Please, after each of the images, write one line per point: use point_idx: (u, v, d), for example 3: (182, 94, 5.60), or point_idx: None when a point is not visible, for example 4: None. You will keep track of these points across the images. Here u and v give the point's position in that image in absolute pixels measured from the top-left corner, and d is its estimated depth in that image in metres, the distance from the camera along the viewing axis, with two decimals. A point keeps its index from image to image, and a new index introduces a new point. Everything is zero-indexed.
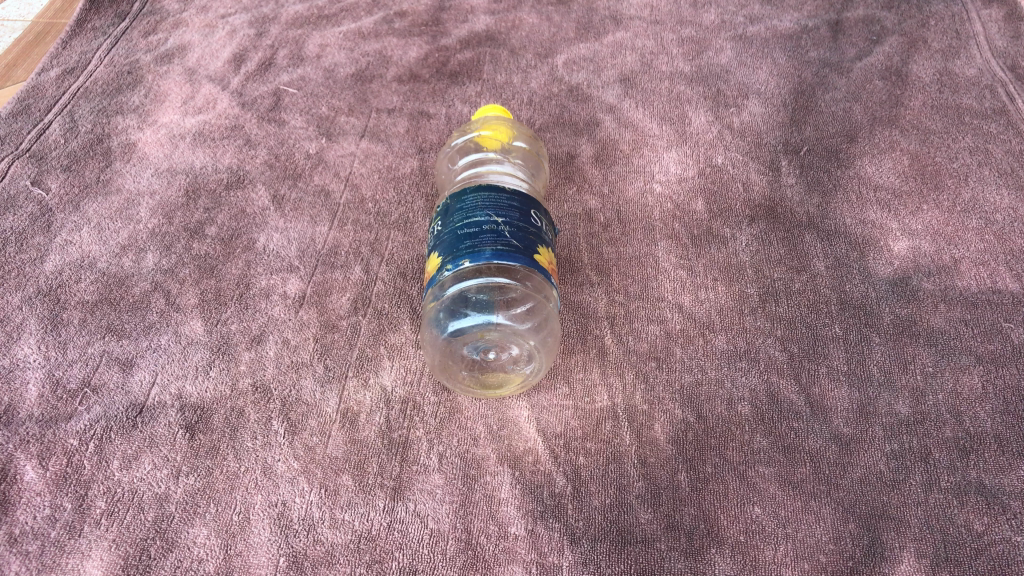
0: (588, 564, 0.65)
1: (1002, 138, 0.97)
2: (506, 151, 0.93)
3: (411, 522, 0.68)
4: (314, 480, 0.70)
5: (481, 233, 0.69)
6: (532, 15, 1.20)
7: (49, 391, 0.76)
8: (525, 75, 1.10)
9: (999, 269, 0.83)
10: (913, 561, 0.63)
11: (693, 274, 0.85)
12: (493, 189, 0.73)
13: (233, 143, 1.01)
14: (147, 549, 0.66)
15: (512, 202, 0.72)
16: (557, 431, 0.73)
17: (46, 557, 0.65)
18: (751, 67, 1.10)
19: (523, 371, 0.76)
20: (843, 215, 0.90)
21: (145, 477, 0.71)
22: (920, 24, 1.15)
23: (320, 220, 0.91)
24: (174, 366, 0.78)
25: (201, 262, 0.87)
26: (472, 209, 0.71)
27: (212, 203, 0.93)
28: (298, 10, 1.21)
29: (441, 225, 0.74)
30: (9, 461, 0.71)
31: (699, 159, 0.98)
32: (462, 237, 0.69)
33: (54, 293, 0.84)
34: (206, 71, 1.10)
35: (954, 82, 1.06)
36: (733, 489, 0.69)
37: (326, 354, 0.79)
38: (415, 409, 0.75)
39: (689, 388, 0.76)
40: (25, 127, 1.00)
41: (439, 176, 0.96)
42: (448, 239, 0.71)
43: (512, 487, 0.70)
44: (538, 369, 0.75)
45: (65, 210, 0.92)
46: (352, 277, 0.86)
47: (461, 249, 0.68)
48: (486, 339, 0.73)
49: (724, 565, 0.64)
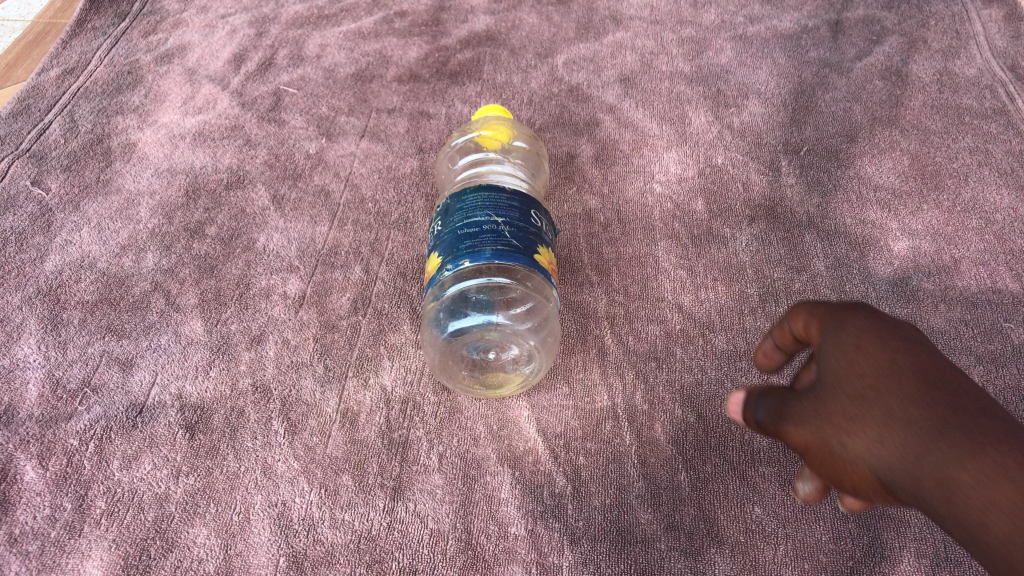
0: (588, 564, 0.65)
1: (1002, 138, 0.97)
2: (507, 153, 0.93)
3: (411, 522, 0.68)
4: (314, 480, 0.70)
5: (481, 233, 0.69)
6: (532, 15, 1.20)
7: (49, 391, 0.76)
8: (525, 75, 1.10)
9: (999, 269, 0.83)
10: (913, 561, 0.64)
11: (693, 274, 0.85)
12: (492, 189, 0.73)
13: (233, 143, 1.01)
14: (146, 549, 0.66)
15: (512, 202, 0.72)
16: (558, 432, 0.73)
17: (46, 557, 0.65)
18: (751, 67, 1.10)
19: (523, 371, 0.76)
20: (843, 215, 0.90)
21: (145, 477, 0.71)
22: (920, 24, 1.15)
23: (320, 220, 0.91)
24: (174, 366, 0.78)
25: (201, 262, 0.87)
26: (472, 209, 0.71)
27: (213, 203, 0.93)
28: (298, 10, 1.21)
29: (441, 227, 0.74)
30: (9, 461, 0.71)
31: (699, 159, 0.98)
32: (462, 237, 0.69)
33: (54, 293, 0.84)
34: (206, 71, 1.10)
35: (954, 82, 1.06)
36: (733, 489, 0.69)
37: (327, 354, 0.79)
38: (415, 409, 0.75)
39: (689, 388, 0.75)
40: (25, 127, 1.00)
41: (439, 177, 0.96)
42: (448, 240, 0.71)
43: (512, 487, 0.70)
44: (538, 369, 0.75)
45: (65, 210, 0.92)
46: (352, 277, 0.86)
47: (461, 249, 0.68)
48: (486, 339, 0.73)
49: (723, 565, 0.64)
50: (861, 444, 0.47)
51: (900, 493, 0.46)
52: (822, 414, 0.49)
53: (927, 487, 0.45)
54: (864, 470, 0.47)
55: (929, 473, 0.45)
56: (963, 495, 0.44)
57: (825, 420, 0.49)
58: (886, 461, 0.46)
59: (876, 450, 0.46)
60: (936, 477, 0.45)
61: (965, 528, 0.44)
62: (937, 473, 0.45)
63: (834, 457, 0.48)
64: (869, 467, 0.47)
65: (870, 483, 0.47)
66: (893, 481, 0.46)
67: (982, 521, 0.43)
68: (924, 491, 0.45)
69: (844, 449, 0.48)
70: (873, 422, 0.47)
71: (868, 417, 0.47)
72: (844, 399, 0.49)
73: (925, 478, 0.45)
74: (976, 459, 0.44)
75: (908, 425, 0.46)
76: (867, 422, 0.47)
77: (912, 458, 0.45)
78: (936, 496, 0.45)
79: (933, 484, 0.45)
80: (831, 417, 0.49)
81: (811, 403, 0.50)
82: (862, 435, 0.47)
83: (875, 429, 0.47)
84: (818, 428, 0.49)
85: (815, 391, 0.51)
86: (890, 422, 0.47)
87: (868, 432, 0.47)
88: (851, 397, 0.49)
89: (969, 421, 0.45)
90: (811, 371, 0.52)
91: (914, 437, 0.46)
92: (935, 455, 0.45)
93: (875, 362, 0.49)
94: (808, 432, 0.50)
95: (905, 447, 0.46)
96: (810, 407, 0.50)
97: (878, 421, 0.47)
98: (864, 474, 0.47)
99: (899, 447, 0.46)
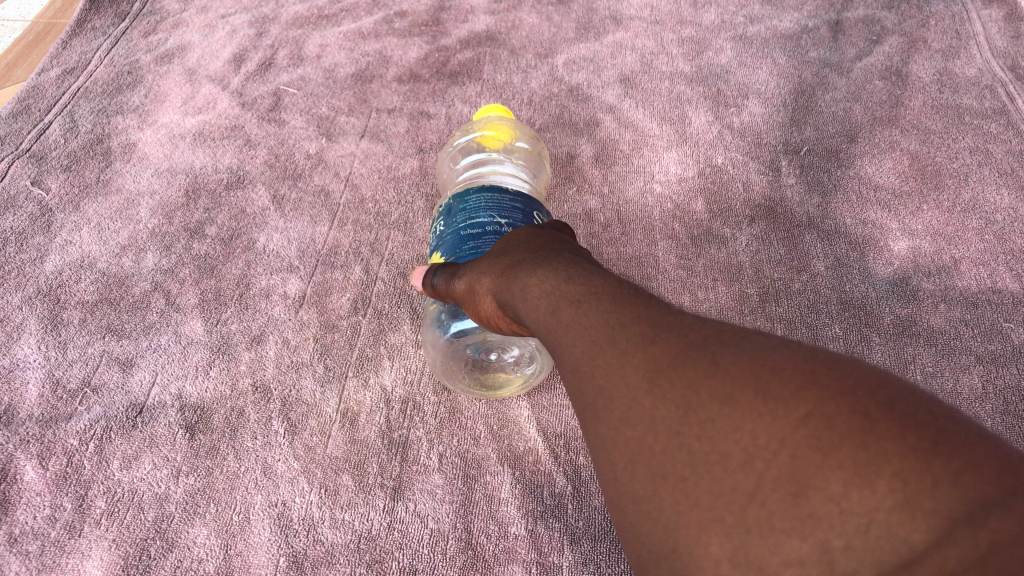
0: (588, 564, 0.65)
1: (1002, 138, 0.97)
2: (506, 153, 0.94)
3: (411, 522, 0.68)
4: (314, 480, 0.70)
5: (484, 234, 0.69)
6: (532, 15, 1.20)
7: (49, 391, 0.76)
8: (525, 75, 1.10)
9: (999, 269, 0.83)
10: None
11: (693, 274, 0.85)
12: (495, 189, 0.72)
13: (233, 143, 1.01)
14: (147, 549, 0.67)
15: (515, 202, 0.72)
16: (558, 431, 0.73)
17: (46, 557, 0.66)
18: (751, 67, 1.10)
19: (524, 372, 0.76)
20: (843, 215, 0.90)
21: (145, 477, 0.71)
22: (920, 24, 1.15)
23: (320, 220, 0.91)
24: (174, 366, 0.78)
25: (201, 262, 0.87)
26: (475, 210, 0.71)
27: (213, 203, 0.93)
28: (298, 10, 1.21)
29: (444, 226, 0.74)
30: (8, 461, 0.71)
31: (699, 159, 0.98)
32: (465, 238, 0.69)
33: (55, 293, 0.84)
34: (206, 71, 1.10)
35: (954, 82, 1.06)
36: None
37: (327, 354, 0.79)
38: (415, 409, 0.75)
39: None
40: (25, 128, 1.00)
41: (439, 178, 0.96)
42: (451, 240, 0.71)
43: (512, 487, 0.70)
44: (539, 370, 0.75)
45: (65, 210, 0.92)
46: (352, 277, 0.86)
47: (464, 250, 0.68)
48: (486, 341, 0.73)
49: None
50: (579, 337, 0.44)
51: (567, 381, 0.45)
52: (544, 297, 0.47)
53: (598, 399, 0.42)
54: (487, 301, 0.55)
55: (613, 393, 0.41)
56: (624, 435, 0.40)
57: (476, 270, 0.58)
58: (591, 363, 0.43)
59: (596, 355, 0.43)
60: (608, 398, 0.42)
61: (594, 437, 0.42)
62: (624, 408, 0.41)
63: (552, 338, 0.46)
64: (575, 355, 0.44)
65: (567, 369, 0.45)
66: (580, 383, 0.43)
67: (612, 450, 0.41)
68: (604, 412, 0.42)
69: (530, 308, 0.48)
70: (618, 346, 0.42)
71: (588, 336, 0.43)
72: (602, 321, 0.43)
73: (616, 407, 0.41)
74: (665, 425, 0.39)
75: (638, 364, 0.41)
76: (533, 282, 0.49)
77: (625, 388, 0.41)
78: (611, 417, 0.41)
79: (597, 394, 0.42)
80: (514, 280, 0.51)
81: (574, 309, 0.45)
82: (532, 293, 0.48)
83: (592, 348, 0.43)
84: (552, 316, 0.46)
85: (586, 295, 0.45)
86: (623, 357, 0.41)
87: (608, 347, 0.42)
88: (544, 270, 0.49)
89: (698, 392, 0.38)
90: (609, 293, 0.45)
91: (634, 376, 0.41)
92: (636, 395, 0.40)
93: (528, 240, 0.55)
94: (547, 315, 0.47)
95: (509, 285, 0.52)
96: (569, 314, 0.45)
97: (609, 339, 0.42)
98: (486, 306, 0.55)
99: (610, 371, 0.42)
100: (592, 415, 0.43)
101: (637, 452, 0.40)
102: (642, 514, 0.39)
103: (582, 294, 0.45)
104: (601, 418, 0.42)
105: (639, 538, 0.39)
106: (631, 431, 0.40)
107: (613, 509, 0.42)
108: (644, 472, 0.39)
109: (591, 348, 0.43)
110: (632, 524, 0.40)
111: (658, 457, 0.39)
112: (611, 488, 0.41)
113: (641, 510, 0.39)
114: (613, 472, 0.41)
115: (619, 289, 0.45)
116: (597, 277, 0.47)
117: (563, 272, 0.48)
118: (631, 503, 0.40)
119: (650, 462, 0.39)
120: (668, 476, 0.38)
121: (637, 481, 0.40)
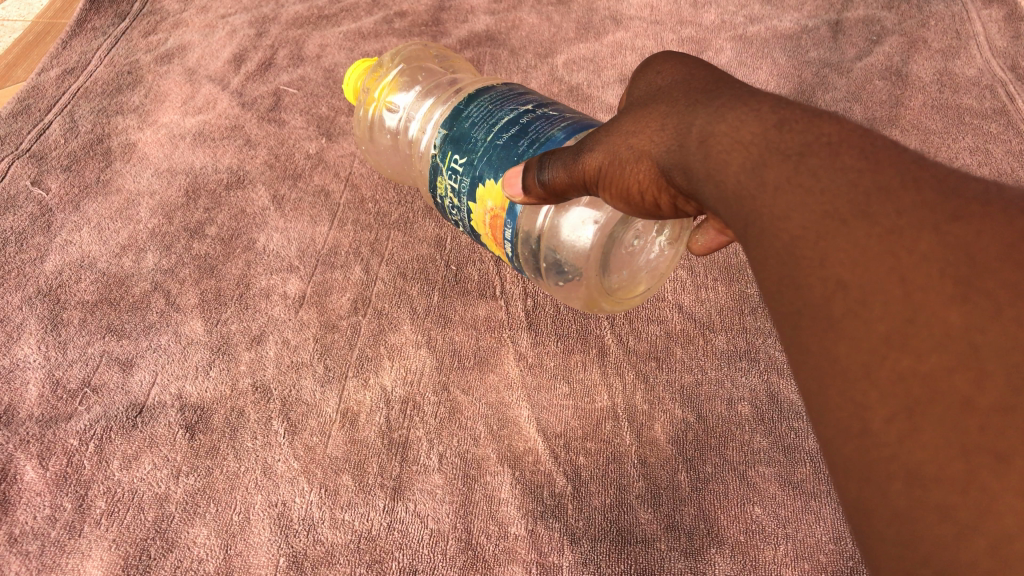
0: (588, 564, 0.65)
1: (1002, 138, 0.98)
2: (443, 84, 0.89)
3: (411, 522, 0.68)
4: (314, 480, 0.70)
5: (525, 125, 0.68)
6: (532, 15, 1.20)
7: (49, 391, 0.76)
8: (525, 75, 1.10)
9: None
10: None
11: (693, 274, 0.84)
12: (489, 97, 0.74)
13: (233, 143, 1.00)
14: (147, 549, 0.67)
15: (519, 96, 0.74)
16: (557, 431, 0.73)
17: (46, 557, 0.66)
18: (752, 67, 1.10)
19: (650, 261, 0.74)
20: None
21: (145, 477, 0.71)
22: (920, 24, 1.14)
23: (320, 220, 0.91)
24: (174, 366, 0.78)
25: (201, 262, 0.87)
26: (491, 117, 0.71)
27: (212, 203, 0.93)
28: (298, 10, 1.20)
29: (468, 150, 0.70)
30: (9, 461, 0.71)
31: None
32: (514, 140, 0.68)
33: (54, 293, 0.84)
34: (206, 71, 1.10)
35: (954, 82, 1.06)
36: (733, 489, 0.69)
37: (327, 354, 0.79)
38: (415, 409, 0.75)
39: (689, 388, 0.75)
40: (25, 128, 1.00)
41: (387, 142, 0.90)
42: (500, 149, 0.68)
43: (512, 487, 0.70)
44: (663, 253, 0.73)
45: (65, 210, 0.92)
46: (352, 277, 0.85)
47: (527, 148, 0.66)
48: (620, 262, 0.71)
49: (724, 564, 0.65)
50: (803, 211, 0.39)
51: (769, 267, 0.41)
52: (740, 148, 0.43)
53: (837, 307, 0.37)
54: (646, 167, 0.50)
55: (872, 293, 0.36)
56: (892, 365, 0.35)
57: (615, 137, 0.52)
58: (822, 246, 0.38)
59: (833, 231, 0.38)
60: (863, 307, 0.36)
61: (828, 369, 0.38)
62: (897, 323, 0.35)
63: (751, 204, 0.42)
64: (789, 232, 0.40)
65: (778, 254, 0.40)
66: (798, 278, 0.39)
67: (867, 390, 0.36)
68: (840, 307, 0.37)
69: (714, 166, 0.44)
70: (880, 224, 0.37)
71: (819, 207, 0.38)
72: (847, 184, 0.38)
73: (877, 324, 0.36)
74: (994, 366, 0.33)
75: (930, 257, 0.35)
76: (723, 130, 0.44)
77: (900, 292, 0.35)
78: (864, 318, 0.36)
79: (834, 292, 0.37)
80: (689, 134, 0.46)
81: (794, 164, 0.40)
82: (720, 145, 0.44)
83: (823, 220, 0.38)
84: (754, 175, 0.42)
85: (820, 151, 0.40)
86: (893, 238, 0.36)
87: (865, 221, 0.37)
88: (732, 115, 0.44)
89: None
90: (852, 145, 0.40)
91: (918, 272, 0.35)
92: (922, 299, 0.35)
93: (685, 90, 0.50)
94: (746, 174, 0.42)
95: (679, 141, 0.47)
96: (782, 171, 0.40)
97: (863, 208, 0.37)
98: (645, 173, 0.50)
99: (863, 257, 0.36)
100: (824, 330, 0.38)
101: (918, 401, 0.34)
102: (933, 506, 0.33)
103: (805, 146, 0.40)
104: (843, 336, 0.37)
105: (913, 538, 0.34)
106: (910, 361, 0.35)
107: (852, 451, 0.37)
108: (936, 432, 0.33)
109: (828, 222, 0.38)
110: (892, 507, 0.35)
111: (976, 419, 0.33)
112: (853, 447, 0.36)
113: (930, 501, 0.33)
114: (862, 425, 0.36)
115: (866, 142, 0.40)
116: (825, 122, 0.41)
117: (769, 118, 0.43)
118: (905, 483, 0.34)
119: (957, 422, 0.33)
120: (1001, 454, 0.32)
121: (916, 446, 0.34)
